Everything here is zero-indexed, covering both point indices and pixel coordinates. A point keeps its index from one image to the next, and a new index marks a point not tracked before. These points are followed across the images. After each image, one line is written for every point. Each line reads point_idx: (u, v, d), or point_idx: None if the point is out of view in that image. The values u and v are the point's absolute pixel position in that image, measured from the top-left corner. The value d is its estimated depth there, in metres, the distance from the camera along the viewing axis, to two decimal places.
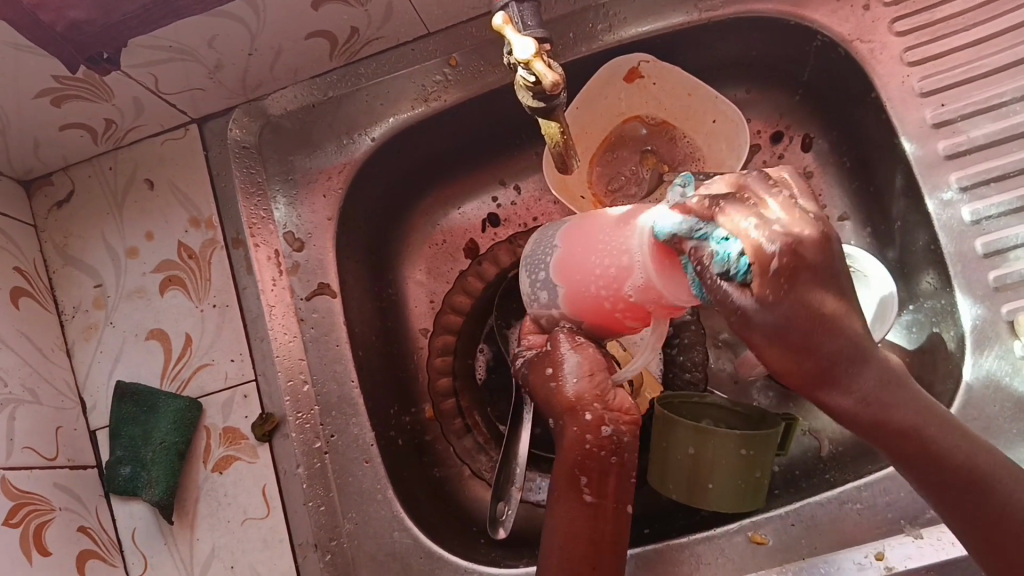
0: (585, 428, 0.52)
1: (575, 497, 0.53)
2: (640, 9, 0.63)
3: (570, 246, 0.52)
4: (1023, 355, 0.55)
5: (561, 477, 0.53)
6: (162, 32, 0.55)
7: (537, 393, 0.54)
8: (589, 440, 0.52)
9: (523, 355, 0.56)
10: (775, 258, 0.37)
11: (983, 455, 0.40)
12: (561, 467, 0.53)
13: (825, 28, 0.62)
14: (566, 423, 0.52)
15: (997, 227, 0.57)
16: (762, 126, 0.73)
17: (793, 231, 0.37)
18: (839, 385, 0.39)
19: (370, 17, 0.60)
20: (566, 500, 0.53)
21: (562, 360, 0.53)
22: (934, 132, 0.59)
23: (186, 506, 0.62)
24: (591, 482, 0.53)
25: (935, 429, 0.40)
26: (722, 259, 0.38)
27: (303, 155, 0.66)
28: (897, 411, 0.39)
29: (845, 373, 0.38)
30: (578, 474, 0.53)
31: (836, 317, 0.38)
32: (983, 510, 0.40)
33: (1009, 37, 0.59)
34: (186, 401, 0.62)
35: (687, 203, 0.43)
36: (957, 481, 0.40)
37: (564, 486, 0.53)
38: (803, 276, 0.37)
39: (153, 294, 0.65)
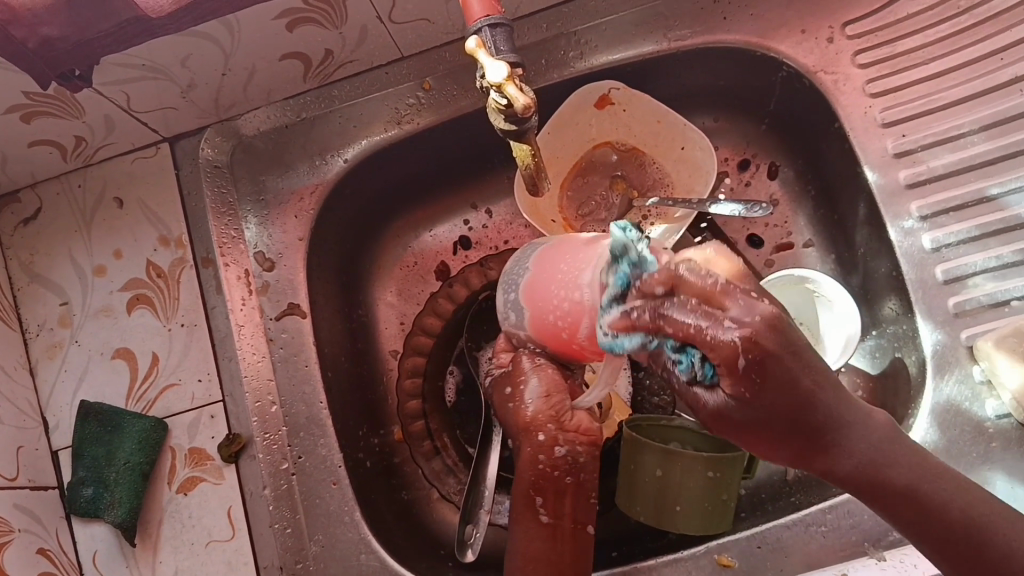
0: (539, 448, 0.54)
1: (531, 516, 0.55)
2: (611, 38, 0.64)
3: (544, 267, 0.52)
4: (982, 380, 0.56)
5: (520, 496, 0.56)
6: (135, 50, 0.55)
7: (500, 413, 0.57)
8: (543, 460, 0.54)
9: (490, 373, 0.59)
10: (741, 361, 0.39)
11: (979, 505, 0.43)
12: (520, 486, 0.56)
13: (790, 59, 0.63)
14: (522, 443, 0.55)
15: (957, 254, 0.58)
16: (729, 154, 0.74)
17: (746, 326, 0.38)
18: (827, 452, 0.43)
19: (344, 40, 0.60)
20: (521, 521, 0.55)
21: (526, 380, 0.55)
22: (895, 161, 0.61)
23: (150, 528, 0.61)
24: (546, 502, 0.55)
25: (929, 484, 0.43)
26: (686, 367, 0.42)
27: (275, 176, 0.66)
28: (886, 470, 0.43)
29: (830, 438, 0.43)
30: (533, 493, 0.55)
31: (811, 388, 0.41)
32: (982, 558, 0.42)
33: (967, 71, 0.61)
34: (152, 421, 0.61)
35: (624, 316, 0.42)
36: (957, 535, 0.43)
37: (523, 504, 0.56)
38: (771, 366, 0.39)
39: (120, 313, 0.64)
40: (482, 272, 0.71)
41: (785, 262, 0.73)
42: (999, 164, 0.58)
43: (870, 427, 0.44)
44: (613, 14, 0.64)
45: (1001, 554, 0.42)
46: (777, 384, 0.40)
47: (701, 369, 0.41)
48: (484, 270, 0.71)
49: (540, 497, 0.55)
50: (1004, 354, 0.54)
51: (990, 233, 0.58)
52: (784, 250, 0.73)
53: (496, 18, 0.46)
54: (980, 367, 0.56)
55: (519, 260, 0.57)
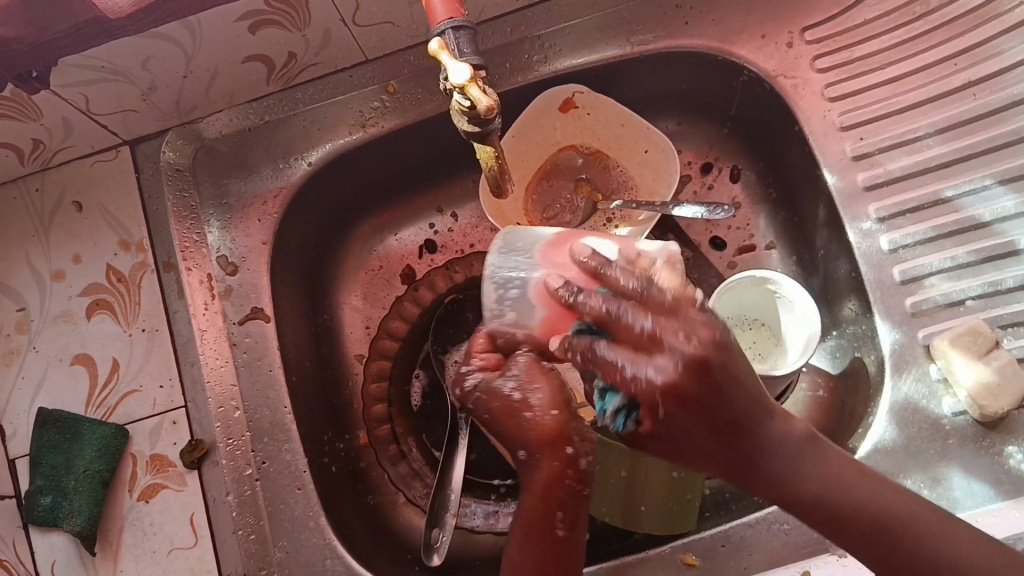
0: None
1: (544, 536, 0.46)
2: (575, 41, 0.65)
3: (553, 264, 0.47)
4: (939, 378, 0.57)
5: (524, 517, 0.46)
6: (95, 52, 0.54)
7: (503, 425, 0.45)
8: None
9: (473, 378, 0.48)
10: (660, 408, 0.40)
11: (890, 505, 0.43)
12: (527, 506, 0.46)
13: (751, 64, 0.64)
14: None
15: (914, 255, 0.59)
16: (692, 157, 0.75)
17: (664, 363, 0.39)
18: (754, 465, 0.43)
19: (307, 42, 0.60)
20: (527, 543, 0.46)
21: (538, 386, 0.45)
22: (854, 164, 0.62)
23: (110, 536, 0.60)
24: (565, 517, 0.45)
25: (839, 489, 0.43)
26: (608, 412, 0.43)
27: (238, 179, 0.65)
28: (800, 476, 0.43)
29: (756, 452, 0.42)
30: (552, 509, 0.45)
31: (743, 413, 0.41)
32: (893, 557, 0.43)
33: (922, 76, 0.62)
34: (112, 427, 0.61)
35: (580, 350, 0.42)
36: (865, 534, 0.43)
37: (534, 528, 0.46)
38: (689, 411, 0.40)
39: (79, 319, 0.63)
40: (448, 276, 0.71)
41: (747, 264, 0.74)
42: (954, 167, 0.60)
43: (790, 435, 0.43)
44: (577, 18, 0.64)
45: (915, 555, 0.43)
46: (700, 417, 0.40)
47: (616, 417, 0.42)
48: (449, 274, 0.71)
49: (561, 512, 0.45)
50: (959, 351, 0.55)
51: (946, 234, 0.59)
52: (747, 252, 0.74)
53: (459, 20, 0.46)
54: (936, 366, 0.57)
55: (508, 249, 0.49)
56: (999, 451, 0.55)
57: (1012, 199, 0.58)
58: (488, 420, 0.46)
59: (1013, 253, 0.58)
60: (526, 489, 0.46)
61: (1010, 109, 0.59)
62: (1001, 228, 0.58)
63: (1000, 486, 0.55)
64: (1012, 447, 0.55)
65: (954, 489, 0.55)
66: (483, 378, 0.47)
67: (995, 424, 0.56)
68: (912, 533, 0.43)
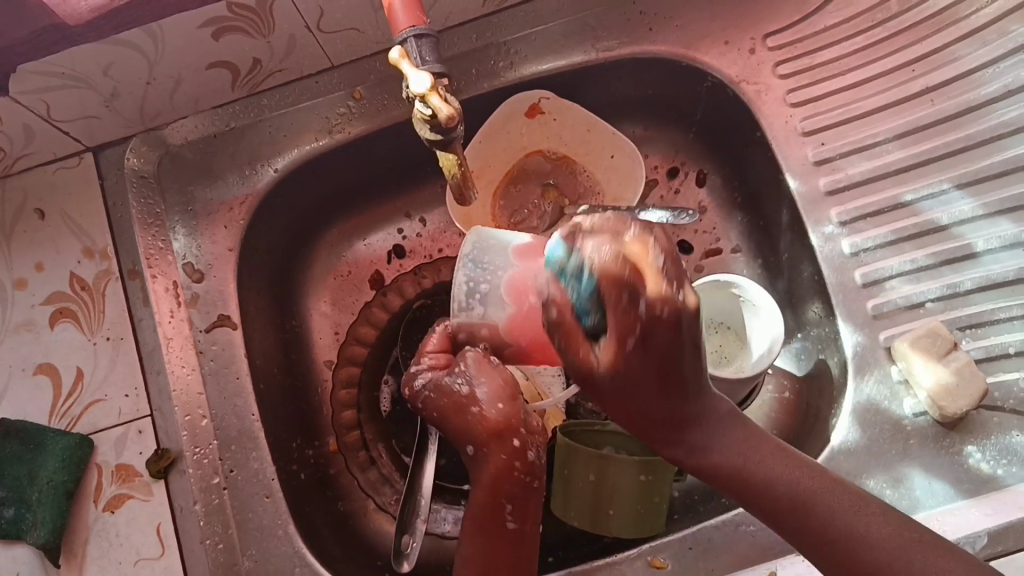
0: (513, 455, 0.50)
1: (496, 527, 0.51)
2: (540, 47, 0.65)
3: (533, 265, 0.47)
4: (900, 379, 0.58)
5: (477, 510, 0.51)
6: (55, 59, 0.53)
7: (452, 420, 0.51)
8: (517, 466, 0.50)
9: (426, 379, 0.53)
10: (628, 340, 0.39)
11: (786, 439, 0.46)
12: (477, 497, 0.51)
13: (715, 70, 0.65)
14: (492, 449, 0.50)
15: (875, 258, 0.60)
16: (659, 162, 0.76)
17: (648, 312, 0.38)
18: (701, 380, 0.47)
19: (272, 49, 0.60)
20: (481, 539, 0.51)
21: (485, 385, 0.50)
22: (816, 169, 0.63)
23: (74, 548, 0.59)
24: (514, 510, 0.51)
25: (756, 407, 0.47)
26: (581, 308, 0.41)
27: (204, 186, 0.65)
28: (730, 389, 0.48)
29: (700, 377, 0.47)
30: (501, 503, 0.51)
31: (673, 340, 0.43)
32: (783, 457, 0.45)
33: (881, 82, 0.63)
34: (77, 438, 0.59)
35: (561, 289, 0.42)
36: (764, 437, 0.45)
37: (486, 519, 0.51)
38: (656, 339, 0.38)
39: (42, 328, 0.62)
40: (417, 281, 0.72)
41: (713, 267, 0.75)
42: (912, 171, 0.61)
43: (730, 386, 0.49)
44: (542, 24, 0.64)
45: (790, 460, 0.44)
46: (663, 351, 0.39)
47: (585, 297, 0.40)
48: (418, 279, 0.72)
49: (509, 504, 0.51)
50: (920, 354, 0.56)
51: (906, 237, 0.60)
52: (713, 256, 0.75)
53: (421, 28, 0.46)
54: (897, 367, 0.58)
55: (480, 249, 0.49)
56: (959, 450, 0.56)
57: (969, 203, 0.59)
58: (438, 419, 0.52)
59: (972, 256, 0.59)
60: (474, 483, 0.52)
61: (967, 115, 0.60)
62: (959, 231, 0.59)
63: (960, 484, 0.56)
64: (971, 447, 0.56)
65: (915, 489, 0.56)
66: (435, 378, 0.52)
67: (955, 424, 0.57)
68: (839, 507, 0.42)
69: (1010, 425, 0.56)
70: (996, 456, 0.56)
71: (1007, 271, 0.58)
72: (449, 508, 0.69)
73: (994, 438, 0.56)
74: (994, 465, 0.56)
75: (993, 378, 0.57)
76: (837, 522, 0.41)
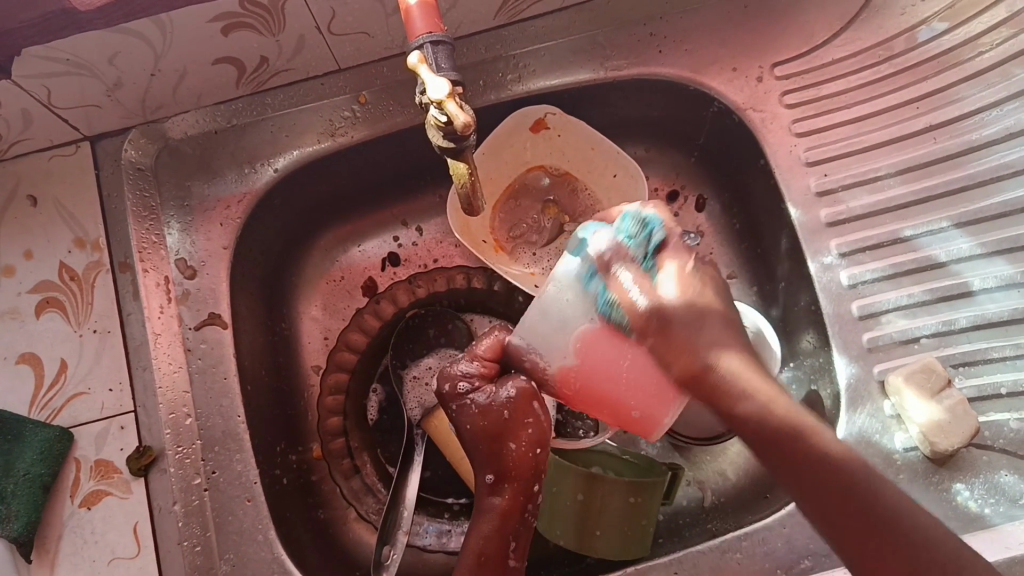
0: (528, 497, 0.54)
1: (496, 563, 0.53)
2: (548, 63, 0.65)
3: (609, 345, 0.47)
4: (892, 414, 0.58)
5: (482, 544, 0.53)
6: (60, 44, 0.53)
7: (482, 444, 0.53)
8: (527, 508, 0.54)
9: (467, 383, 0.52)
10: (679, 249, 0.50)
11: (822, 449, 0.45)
12: (484, 530, 0.54)
13: (722, 96, 0.65)
14: (511, 488, 0.53)
15: (872, 291, 0.61)
16: (659, 184, 0.76)
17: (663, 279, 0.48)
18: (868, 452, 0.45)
19: (281, 47, 0.59)
20: (476, 570, 0.53)
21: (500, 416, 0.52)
22: (817, 200, 0.63)
23: (47, 544, 0.58)
24: (516, 547, 0.54)
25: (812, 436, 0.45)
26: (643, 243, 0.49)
27: (201, 181, 0.64)
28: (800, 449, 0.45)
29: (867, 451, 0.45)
30: (507, 539, 0.54)
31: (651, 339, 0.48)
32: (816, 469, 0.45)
33: (884, 118, 0.64)
34: (57, 431, 0.58)
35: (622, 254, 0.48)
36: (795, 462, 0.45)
37: (490, 554, 0.53)
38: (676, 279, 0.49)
39: (27, 317, 0.61)
40: (411, 290, 0.72)
41: None
42: (912, 208, 0.61)
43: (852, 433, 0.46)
44: (552, 40, 0.64)
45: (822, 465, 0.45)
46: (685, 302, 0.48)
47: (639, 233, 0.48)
48: (411, 288, 0.72)
49: (515, 542, 0.54)
50: (913, 389, 0.56)
51: (904, 272, 0.60)
52: None
53: (438, 35, 0.46)
54: (890, 402, 0.58)
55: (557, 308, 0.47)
56: (948, 487, 0.56)
57: (967, 241, 0.59)
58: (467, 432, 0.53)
59: (967, 294, 0.59)
60: (480, 516, 0.54)
61: (967, 154, 0.61)
62: (956, 268, 0.59)
63: (948, 521, 0.55)
64: (959, 484, 0.56)
65: None
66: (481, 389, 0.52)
67: (945, 461, 0.57)
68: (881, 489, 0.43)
69: (999, 464, 0.56)
70: (983, 494, 0.56)
71: (1002, 310, 0.58)
72: (432, 522, 0.69)
73: (982, 477, 0.56)
74: (982, 503, 0.55)
75: (984, 417, 0.57)
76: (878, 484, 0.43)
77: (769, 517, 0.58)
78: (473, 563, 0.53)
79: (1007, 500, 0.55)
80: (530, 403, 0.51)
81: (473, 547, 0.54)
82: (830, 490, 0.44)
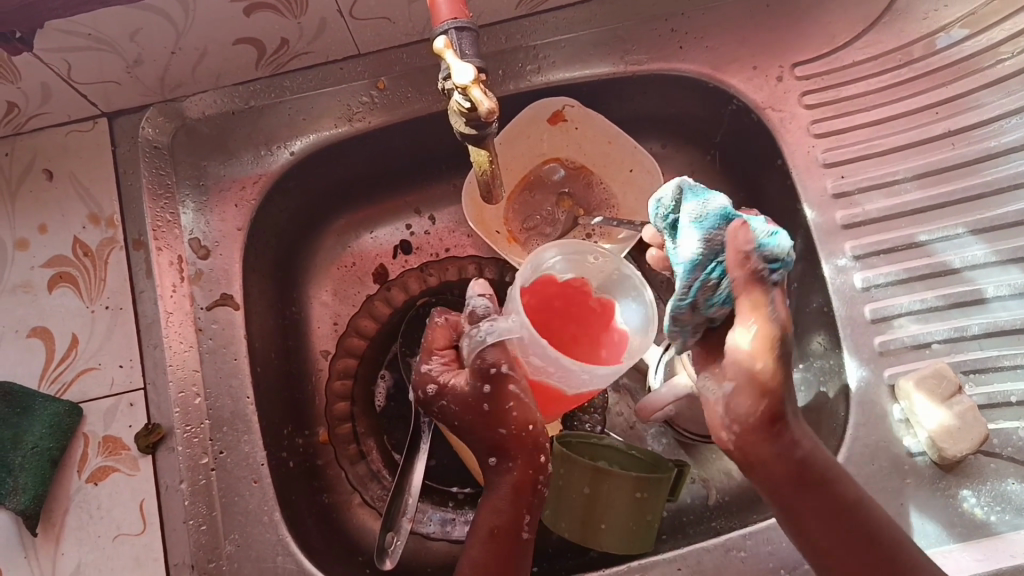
0: (534, 469, 0.53)
1: (510, 535, 0.52)
2: (568, 55, 0.65)
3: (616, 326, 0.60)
4: (901, 418, 0.58)
5: (492, 517, 0.52)
6: (82, 18, 0.53)
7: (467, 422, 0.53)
8: (539, 480, 0.53)
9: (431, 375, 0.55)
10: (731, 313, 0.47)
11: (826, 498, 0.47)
12: (497, 504, 0.52)
13: (741, 94, 0.65)
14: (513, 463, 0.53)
15: (886, 295, 0.60)
16: (674, 181, 0.76)
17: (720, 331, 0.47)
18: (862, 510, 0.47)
19: (302, 30, 0.59)
20: (490, 541, 0.51)
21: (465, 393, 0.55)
22: (834, 202, 0.63)
23: (53, 518, 0.58)
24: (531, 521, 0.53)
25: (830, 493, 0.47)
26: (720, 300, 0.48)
27: (218, 162, 0.64)
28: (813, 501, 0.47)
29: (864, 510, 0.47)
30: (521, 512, 0.52)
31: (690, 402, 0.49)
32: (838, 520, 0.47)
33: (904, 122, 0.63)
34: (66, 405, 0.58)
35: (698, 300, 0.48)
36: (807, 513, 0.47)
37: (502, 527, 0.52)
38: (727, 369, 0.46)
39: (40, 291, 0.61)
40: (422, 278, 0.72)
41: None
42: (928, 213, 0.61)
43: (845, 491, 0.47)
44: (573, 32, 0.64)
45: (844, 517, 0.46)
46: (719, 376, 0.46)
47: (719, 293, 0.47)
48: (423, 276, 0.72)
49: (529, 514, 0.52)
50: (924, 393, 0.56)
51: (917, 277, 0.60)
52: None
53: (462, 21, 0.46)
54: (900, 406, 0.58)
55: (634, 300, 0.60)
56: (954, 493, 0.56)
57: (981, 248, 0.59)
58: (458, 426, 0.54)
59: (981, 301, 0.59)
60: (493, 493, 0.53)
61: (985, 161, 0.61)
62: (970, 275, 0.59)
63: (953, 527, 0.55)
64: (966, 491, 0.56)
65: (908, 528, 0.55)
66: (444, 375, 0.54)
67: (952, 467, 0.56)
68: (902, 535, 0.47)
69: (1007, 472, 0.56)
70: (990, 501, 0.56)
71: (1014, 319, 0.58)
72: (437, 511, 0.68)
73: (989, 484, 0.56)
74: (988, 511, 0.55)
75: (993, 424, 0.57)
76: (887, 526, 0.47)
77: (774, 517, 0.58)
78: (487, 535, 0.52)
79: (1013, 508, 0.55)
80: (501, 383, 0.52)
81: (486, 522, 0.52)
82: (854, 539, 0.46)
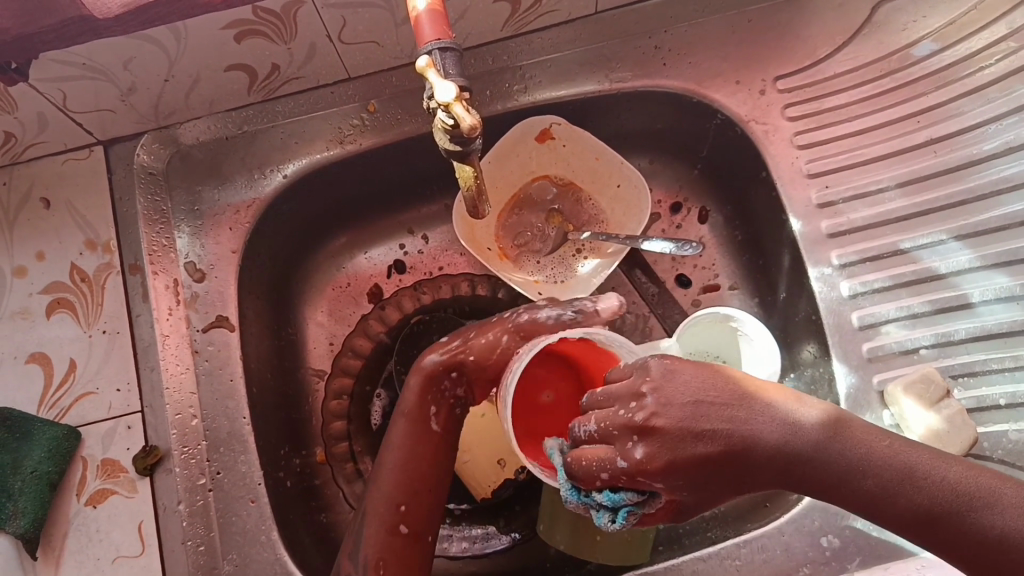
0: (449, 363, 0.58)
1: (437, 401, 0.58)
2: (554, 74, 0.66)
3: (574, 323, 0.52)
4: (890, 424, 0.58)
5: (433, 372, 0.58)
6: (78, 49, 0.54)
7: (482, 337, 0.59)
8: (444, 382, 0.58)
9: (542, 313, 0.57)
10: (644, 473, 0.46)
11: (876, 478, 0.43)
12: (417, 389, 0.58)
13: (725, 108, 0.66)
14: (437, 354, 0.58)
15: (871, 303, 0.61)
16: (662, 197, 0.77)
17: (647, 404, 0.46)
18: (883, 497, 0.43)
19: (292, 55, 0.60)
20: (410, 428, 0.57)
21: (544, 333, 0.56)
22: (819, 211, 0.64)
23: (52, 541, 0.58)
24: (440, 413, 0.58)
25: (871, 479, 0.43)
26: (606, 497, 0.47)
27: (211, 187, 0.65)
28: (834, 466, 0.44)
29: (887, 494, 0.43)
30: (427, 404, 0.57)
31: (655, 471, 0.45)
32: (891, 514, 0.43)
33: (885, 131, 0.64)
34: (64, 429, 0.59)
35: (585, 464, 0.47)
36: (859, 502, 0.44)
37: (413, 411, 0.57)
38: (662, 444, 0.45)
39: (38, 317, 0.62)
40: (416, 296, 0.73)
41: (710, 303, 0.75)
42: (911, 220, 0.62)
43: (858, 464, 0.44)
44: (558, 52, 0.66)
45: (891, 503, 0.43)
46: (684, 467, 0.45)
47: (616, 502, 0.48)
48: (416, 294, 0.73)
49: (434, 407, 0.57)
50: (912, 398, 0.57)
51: (902, 284, 0.61)
52: (710, 291, 0.76)
53: (446, 42, 0.47)
54: (889, 411, 0.58)
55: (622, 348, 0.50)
56: None
57: (966, 254, 0.60)
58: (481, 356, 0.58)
59: (967, 306, 0.60)
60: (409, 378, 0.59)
61: (967, 168, 0.62)
62: (955, 281, 0.60)
63: None
64: None
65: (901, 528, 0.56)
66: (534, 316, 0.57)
67: None
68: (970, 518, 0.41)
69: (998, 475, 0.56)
70: None
71: (1000, 323, 0.59)
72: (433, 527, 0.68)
73: None
74: None
75: (982, 428, 0.57)
76: (962, 519, 0.41)
77: (768, 524, 0.58)
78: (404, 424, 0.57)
79: None
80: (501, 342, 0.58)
81: (421, 377, 0.58)
82: (916, 532, 0.42)
